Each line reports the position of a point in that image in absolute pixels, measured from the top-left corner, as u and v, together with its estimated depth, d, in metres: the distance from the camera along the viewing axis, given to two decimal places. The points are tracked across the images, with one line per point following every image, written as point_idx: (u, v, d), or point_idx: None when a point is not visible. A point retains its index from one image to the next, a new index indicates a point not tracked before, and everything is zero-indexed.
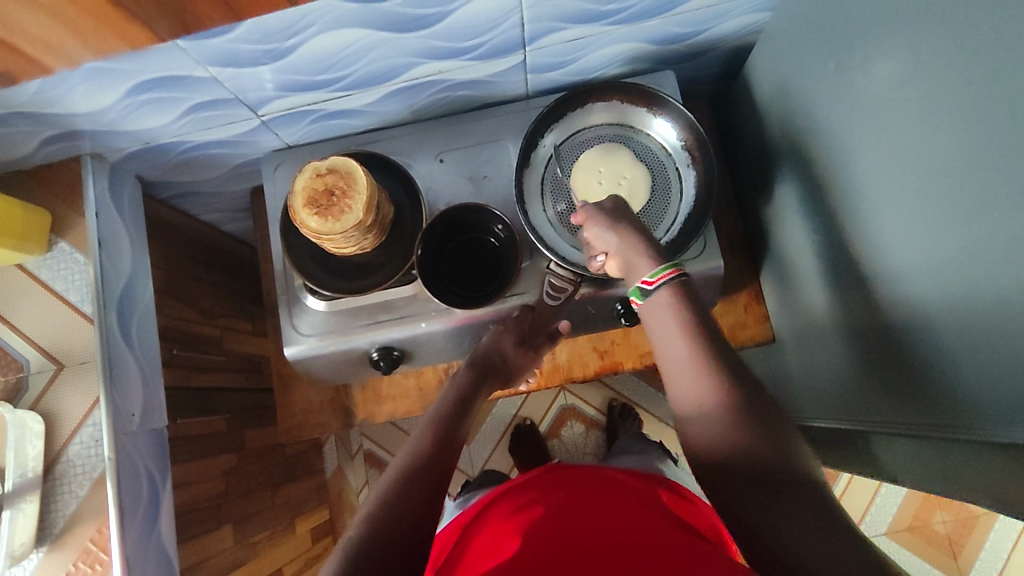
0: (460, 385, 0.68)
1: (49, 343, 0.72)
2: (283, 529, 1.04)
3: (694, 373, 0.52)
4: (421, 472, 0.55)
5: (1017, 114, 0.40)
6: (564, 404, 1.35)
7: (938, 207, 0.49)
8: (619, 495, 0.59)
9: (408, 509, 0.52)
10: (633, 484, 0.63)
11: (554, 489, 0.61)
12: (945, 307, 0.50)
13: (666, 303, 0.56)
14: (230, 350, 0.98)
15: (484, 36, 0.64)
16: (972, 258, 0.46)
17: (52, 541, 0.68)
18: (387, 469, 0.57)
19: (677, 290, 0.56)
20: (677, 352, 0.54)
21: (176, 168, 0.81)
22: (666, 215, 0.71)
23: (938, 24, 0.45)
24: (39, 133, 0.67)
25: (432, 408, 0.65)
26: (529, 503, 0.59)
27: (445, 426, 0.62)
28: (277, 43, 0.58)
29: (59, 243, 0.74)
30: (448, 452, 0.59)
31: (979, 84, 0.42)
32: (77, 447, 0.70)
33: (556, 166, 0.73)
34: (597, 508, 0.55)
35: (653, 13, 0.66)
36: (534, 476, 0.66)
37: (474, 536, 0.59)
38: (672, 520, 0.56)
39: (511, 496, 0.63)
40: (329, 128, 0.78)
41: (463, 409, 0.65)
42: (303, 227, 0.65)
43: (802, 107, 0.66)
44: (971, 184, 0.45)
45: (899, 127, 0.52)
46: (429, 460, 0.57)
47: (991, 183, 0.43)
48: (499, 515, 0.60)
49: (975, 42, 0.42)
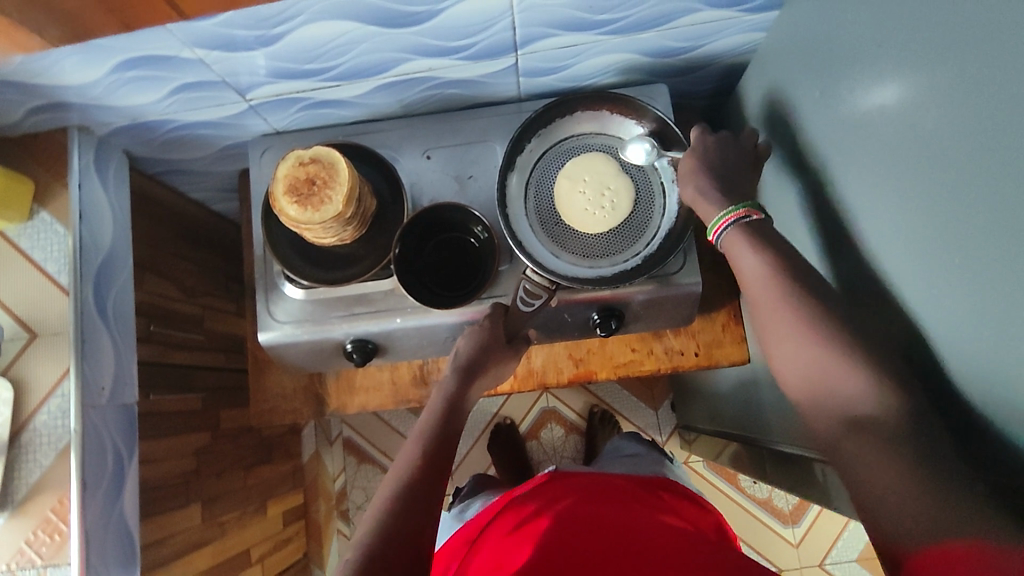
0: (450, 393, 0.68)
1: (23, 311, 0.72)
2: (253, 510, 1.04)
3: (805, 358, 0.49)
4: (413, 490, 0.55)
5: (989, 159, 0.39)
6: (545, 406, 1.35)
7: (912, 244, 0.48)
8: (608, 503, 0.60)
9: (398, 537, 0.51)
10: (620, 490, 0.64)
11: (558, 502, 0.60)
12: (910, 346, 0.49)
13: (749, 256, 0.55)
14: (209, 329, 0.99)
15: (476, 36, 0.64)
16: (936, 296, 0.46)
17: (13, 508, 0.69)
18: (380, 492, 0.56)
19: (748, 235, 0.56)
20: (769, 308, 0.53)
21: (164, 146, 0.81)
22: (647, 229, 0.70)
23: (917, 62, 0.45)
24: (25, 102, 0.67)
25: (423, 421, 0.65)
26: (526, 518, 0.59)
27: (437, 443, 0.61)
28: (266, 30, 0.58)
29: (41, 213, 0.74)
30: (438, 468, 0.59)
31: (953, 126, 0.42)
32: (45, 417, 0.70)
33: (541, 171, 0.73)
34: (592, 523, 0.55)
35: (648, 25, 0.66)
36: (534, 487, 0.66)
37: (473, 557, 0.59)
38: (664, 531, 0.55)
39: (508, 510, 0.63)
40: (318, 116, 0.78)
41: (452, 420, 0.65)
42: (283, 214, 0.64)
43: (790, 130, 0.66)
44: (946, 226, 0.44)
45: (879, 161, 0.51)
46: (420, 480, 0.57)
47: (964, 226, 0.42)
48: (499, 532, 0.60)
49: (947, 82, 0.42)
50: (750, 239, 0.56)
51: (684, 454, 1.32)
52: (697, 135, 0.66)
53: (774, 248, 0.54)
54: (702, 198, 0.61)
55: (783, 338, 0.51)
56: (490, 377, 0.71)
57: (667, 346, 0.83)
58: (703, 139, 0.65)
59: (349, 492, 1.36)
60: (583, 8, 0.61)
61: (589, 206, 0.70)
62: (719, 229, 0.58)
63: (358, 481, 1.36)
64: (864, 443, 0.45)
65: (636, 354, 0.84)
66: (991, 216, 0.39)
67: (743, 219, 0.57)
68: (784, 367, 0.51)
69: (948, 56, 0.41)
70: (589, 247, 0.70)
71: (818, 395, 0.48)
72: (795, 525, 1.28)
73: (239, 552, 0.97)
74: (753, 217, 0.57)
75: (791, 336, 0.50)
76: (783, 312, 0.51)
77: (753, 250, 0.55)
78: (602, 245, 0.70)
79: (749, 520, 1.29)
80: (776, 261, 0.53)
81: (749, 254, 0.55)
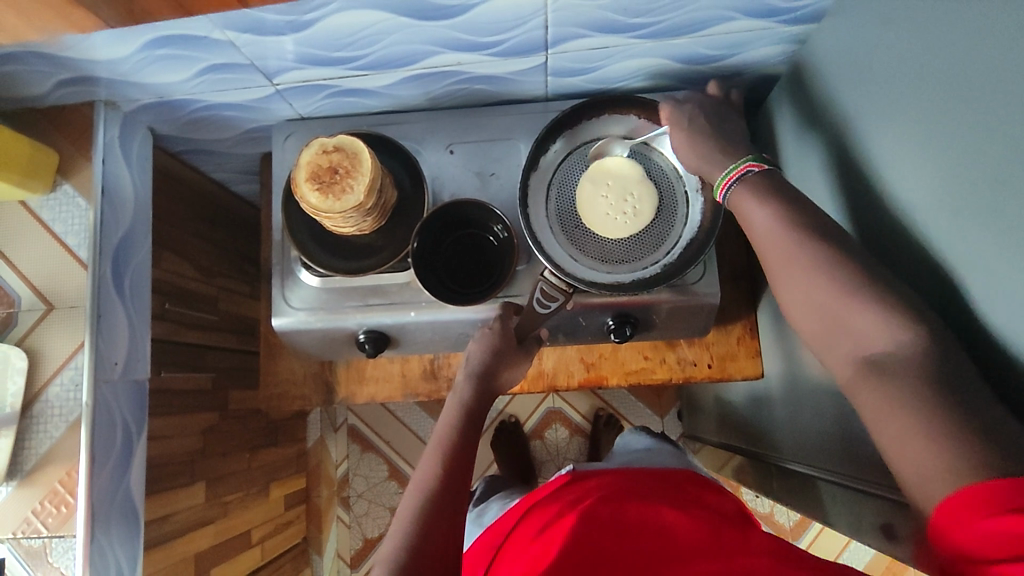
0: (464, 394, 0.67)
1: (41, 282, 0.72)
2: (256, 492, 1.04)
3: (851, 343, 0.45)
4: (432, 510, 0.55)
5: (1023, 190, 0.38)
6: (551, 407, 1.35)
7: (944, 270, 0.47)
8: (631, 499, 0.58)
9: (422, 559, 0.51)
10: (644, 484, 0.62)
11: (581, 501, 0.59)
12: None
13: (761, 217, 0.52)
14: (223, 310, 0.99)
15: (508, 33, 0.63)
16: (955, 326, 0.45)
17: (22, 476, 0.69)
18: (399, 513, 0.56)
19: (779, 207, 0.51)
20: (807, 285, 0.48)
21: (188, 125, 0.81)
22: (667, 238, 0.70)
23: (952, 83, 0.43)
24: (54, 75, 0.67)
25: (439, 428, 0.64)
26: (549, 521, 0.58)
27: (454, 451, 0.61)
28: (297, 16, 0.57)
29: (63, 185, 0.74)
30: (458, 477, 0.58)
31: (987, 152, 0.41)
32: (57, 388, 0.70)
33: (564, 173, 0.72)
34: (615, 523, 0.54)
35: (682, 31, 0.65)
36: (557, 488, 0.65)
37: (500, 565, 0.58)
38: (690, 527, 0.53)
39: (533, 513, 0.62)
40: (343, 104, 0.77)
41: (468, 425, 0.64)
42: (303, 201, 0.64)
43: (821, 146, 0.65)
44: (978, 255, 0.43)
45: (907, 183, 0.50)
46: (442, 493, 0.57)
47: (995, 256, 0.41)
48: (524, 536, 0.59)
49: (984, 108, 0.41)
50: (755, 195, 0.53)
51: None
52: (666, 106, 0.65)
53: (786, 203, 0.51)
54: (712, 165, 0.59)
55: (801, 293, 0.48)
56: (507, 376, 0.69)
57: (680, 356, 0.83)
58: (682, 106, 0.65)
59: (351, 480, 1.35)
60: (617, 10, 0.60)
61: (610, 211, 0.69)
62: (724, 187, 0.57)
63: (361, 469, 1.35)
64: (883, 416, 0.42)
65: (648, 362, 0.83)
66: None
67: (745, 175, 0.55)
68: (807, 330, 0.49)
69: (987, 83, 0.40)
70: (608, 252, 0.70)
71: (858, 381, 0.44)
72: (796, 542, 1.27)
73: (241, 533, 0.97)
74: (755, 170, 0.55)
75: (836, 320, 0.46)
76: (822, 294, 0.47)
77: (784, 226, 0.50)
78: (620, 251, 0.70)
79: None
80: (790, 217, 0.50)
81: (762, 213, 0.52)
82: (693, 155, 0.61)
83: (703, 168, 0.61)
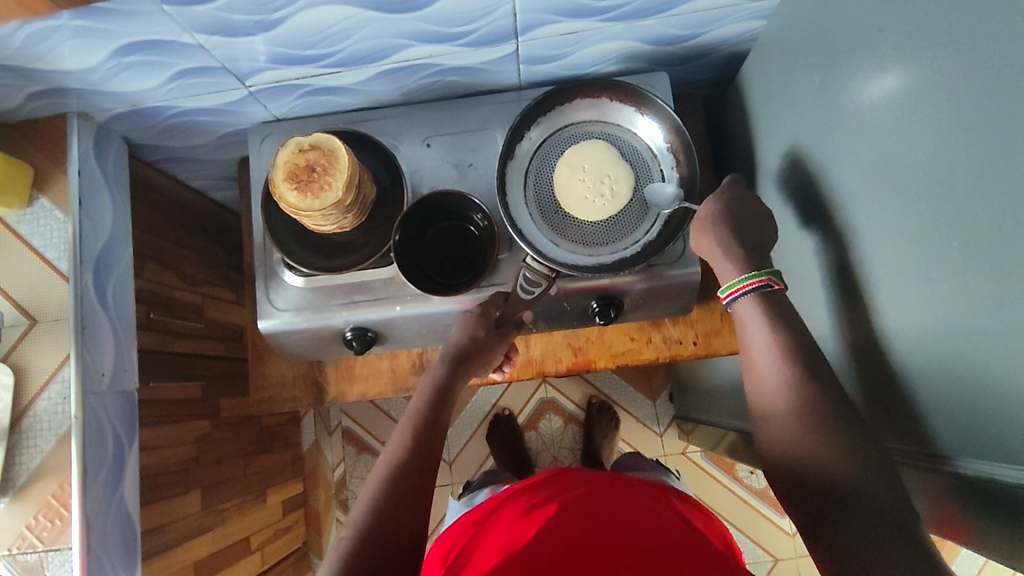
0: (439, 378, 0.69)
1: (23, 297, 0.72)
2: (253, 498, 1.04)
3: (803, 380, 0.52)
4: (403, 473, 0.57)
5: (978, 157, 0.39)
6: (544, 397, 1.36)
7: (903, 242, 0.48)
8: (614, 490, 0.60)
9: (392, 519, 0.53)
10: (626, 482, 0.64)
11: (569, 487, 0.61)
12: (916, 340, 0.48)
13: (749, 302, 0.58)
14: (210, 318, 0.99)
15: (477, 22, 0.63)
16: (911, 383, 0.50)
17: (14, 493, 0.69)
18: (371, 474, 0.58)
19: (761, 293, 0.58)
20: (778, 344, 0.55)
21: (163, 133, 0.80)
22: (646, 217, 0.71)
23: (913, 42, 0.44)
24: (24, 87, 0.67)
25: (414, 402, 0.66)
26: (536, 502, 0.59)
27: (427, 425, 0.63)
28: (265, 15, 0.58)
29: (40, 199, 0.74)
30: (429, 447, 0.61)
31: (941, 104, 0.42)
32: (45, 402, 0.70)
33: (540, 159, 0.73)
34: (598, 512, 0.54)
35: (648, 13, 0.66)
36: (543, 476, 0.67)
37: (482, 536, 0.59)
38: (647, 515, 0.55)
39: (520, 495, 0.63)
40: (317, 104, 0.78)
41: (444, 406, 0.67)
42: (282, 201, 0.64)
43: (787, 119, 0.66)
44: (932, 202, 0.44)
45: (870, 144, 0.51)
46: (414, 458, 0.59)
47: (949, 202, 0.42)
48: (508, 514, 0.60)
49: (939, 65, 0.41)
50: (756, 290, 0.58)
51: (683, 446, 1.32)
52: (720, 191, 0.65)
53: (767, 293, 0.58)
54: (722, 245, 0.62)
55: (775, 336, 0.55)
56: (482, 364, 0.72)
57: (666, 336, 0.84)
58: (730, 190, 0.64)
59: (348, 482, 1.35)
60: None
61: (588, 194, 0.70)
62: (732, 294, 0.60)
63: (357, 471, 1.36)
64: (835, 442, 0.48)
65: (634, 343, 0.84)
66: (986, 214, 0.39)
67: (758, 290, 0.58)
68: (769, 429, 0.53)
69: (941, 48, 0.41)
70: (589, 235, 0.70)
71: (814, 411, 0.50)
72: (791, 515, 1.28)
73: (239, 540, 0.97)
74: (765, 287, 0.58)
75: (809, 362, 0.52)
76: (779, 349, 0.54)
77: (760, 301, 0.58)
78: (600, 233, 0.71)
79: (744, 509, 1.29)
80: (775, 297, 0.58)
81: (761, 330, 0.56)
82: (705, 238, 0.63)
83: (710, 257, 0.63)
